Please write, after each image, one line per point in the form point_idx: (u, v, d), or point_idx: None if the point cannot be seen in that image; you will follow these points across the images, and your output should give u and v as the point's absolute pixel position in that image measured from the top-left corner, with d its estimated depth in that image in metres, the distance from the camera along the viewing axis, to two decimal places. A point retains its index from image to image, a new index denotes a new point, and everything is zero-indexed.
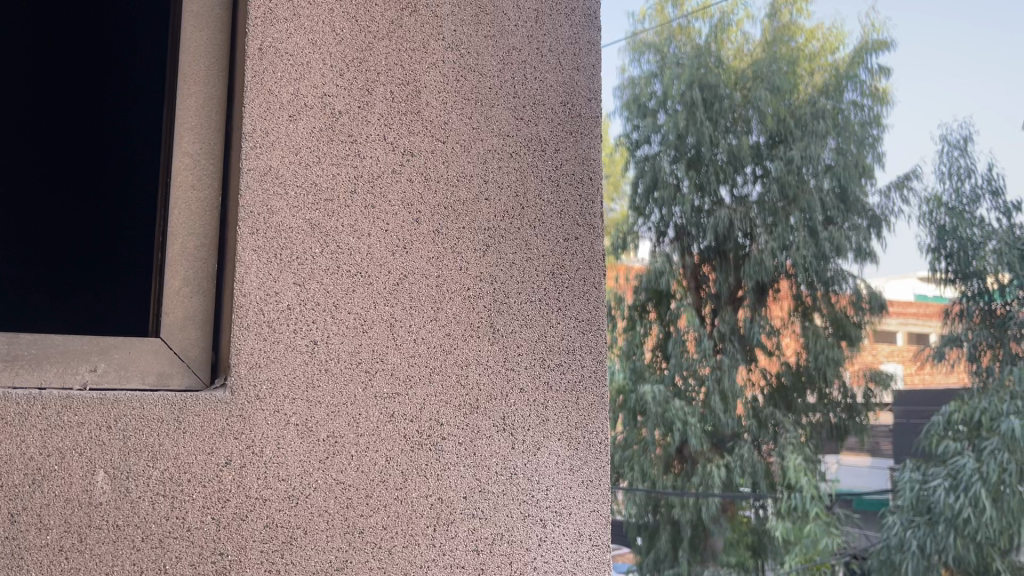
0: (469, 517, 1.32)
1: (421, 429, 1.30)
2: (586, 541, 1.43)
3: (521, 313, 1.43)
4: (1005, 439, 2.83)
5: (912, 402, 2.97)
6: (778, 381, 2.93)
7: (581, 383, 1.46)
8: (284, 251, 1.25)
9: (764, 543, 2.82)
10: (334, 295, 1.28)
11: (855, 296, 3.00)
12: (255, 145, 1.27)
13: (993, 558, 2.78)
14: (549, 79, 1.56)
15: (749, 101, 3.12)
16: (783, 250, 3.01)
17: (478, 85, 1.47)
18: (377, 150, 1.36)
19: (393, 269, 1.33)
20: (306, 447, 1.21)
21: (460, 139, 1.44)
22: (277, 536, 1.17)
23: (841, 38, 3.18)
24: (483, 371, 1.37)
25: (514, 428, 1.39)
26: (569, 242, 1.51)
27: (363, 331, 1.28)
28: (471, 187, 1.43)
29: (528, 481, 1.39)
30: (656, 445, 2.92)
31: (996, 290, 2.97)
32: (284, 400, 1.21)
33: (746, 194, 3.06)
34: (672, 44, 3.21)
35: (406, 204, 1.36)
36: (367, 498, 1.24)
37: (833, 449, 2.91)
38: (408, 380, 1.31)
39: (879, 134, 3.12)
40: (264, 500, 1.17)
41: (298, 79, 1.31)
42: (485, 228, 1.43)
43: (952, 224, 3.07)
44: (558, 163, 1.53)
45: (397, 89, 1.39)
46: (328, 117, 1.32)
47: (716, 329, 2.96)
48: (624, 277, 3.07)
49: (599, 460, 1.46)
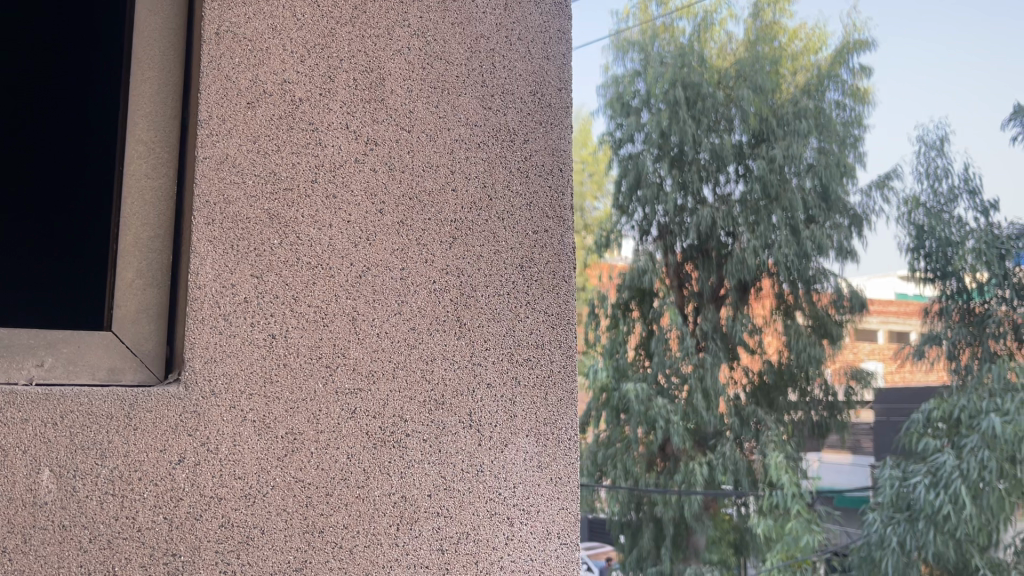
0: (433, 516, 1.22)
1: (384, 426, 1.20)
2: (555, 539, 1.34)
3: (489, 308, 1.34)
4: (985, 437, 2.86)
5: (894, 399, 2.99)
6: (760, 379, 2.93)
7: (548, 378, 1.38)
8: (241, 242, 1.14)
9: (745, 539, 2.82)
10: (293, 287, 1.17)
11: (836, 294, 3.02)
12: (211, 132, 1.15)
13: (972, 555, 2.82)
14: (517, 67, 1.47)
15: (733, 100, 3.11)
16: (765, 249, 3.00)
17: (445, 73, 1.37)
18: (339, 139, 1.24)
19: (355, 261, 1.22)
20: (263, 444, 1.10)
21: (425, 128, 1.33)
22: (232, 536, 1.06)
23: (824, 38, 3.17)
24: (449, 365, 1.28)
25: (481, 424, 1.30)
26: (538, 233, 1.42)
27: (323, 324, 1.18)
28: (437, 177, 1.33)
29: (495, 478, 1.30)
30: (639, 443, 2.91)
31: (975, 289, 3.01)
32: (241, 395, 1.10)
33: (729, 192, 3.05)
34: (655, 43, 3.20)
35: (369, 195, 1.25)
36: (327, 497, 1.13)
37: (815, 445, 2.92)
38: (370, 375, 1.20)
39: (861, 133, 3.14)
40: (218, 498, 1.06)
41: (256, 66, 1.19)
42: (450, 220, 1.33)
43: (930, 224, 3.11)
44: (526, 154, 1.44)
45: (361, 76, 1.28)
46: (288, 104, 1.21)
47: (699, 326, 2.96)
48: (607, 275, 3.05)
49: (567, 458, 1.38)
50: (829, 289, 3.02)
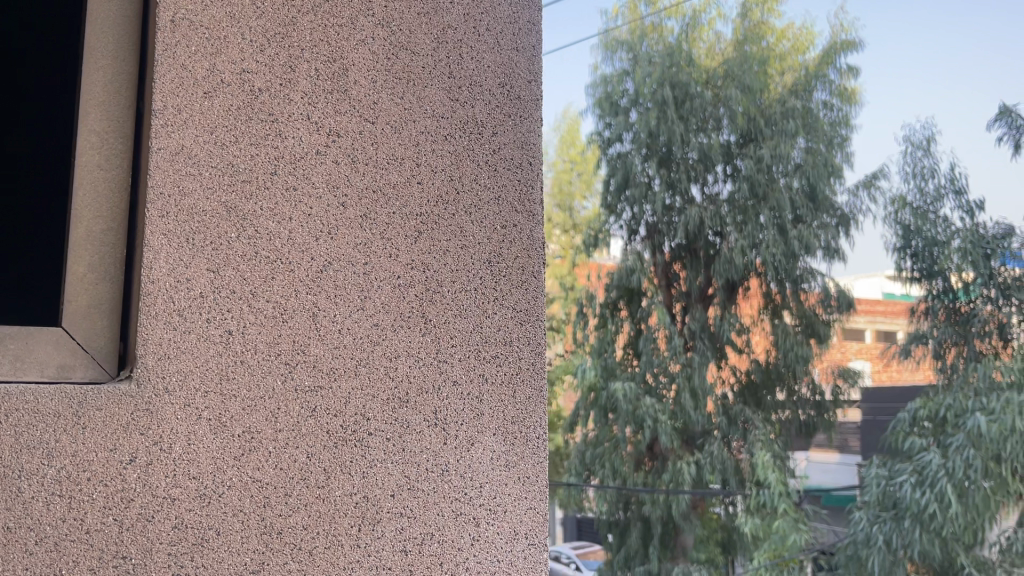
0: (396, 516, 1.09)
1: (345, 425, 1.07)
2: (522, 539, 1.19)
3: (455, 303, 1.19)
4: (970, 436, 2.97)
5: (879, 398, 3.05)
6: (749, 378, 2.93)
7: (517, 375, 1.22)
8: (197, 236, 1.02)
9: (733, 539, 2.82)
10: (251, 283, 1.04)
11: (823, 294, 3.04)
12: (165, 122, 1.03)
13: (958, 553, 2.91)
14: (485, 58, 1.28)
15: (721, 100, 3.09)
16: (753, 248, 3.00)
17: (411, 64, 1.20)
18: (300, 130, 1.10)
19: (316, 256, 1.08)
20: (219, 444, 0.99)
21: (390, 120, 1.17)
22: (186, 538, 0.95)
23: (811, 38, 3.18)
24: (413, 363, 1.13)
25: (446, 423, 1.15)
26: (506, 229, 1.26)
27: (282, 320, 1.05)
28: (402, 170, 1.17)
29: (461, 477, 1.15)
30: (626, 442, 2.87)
31: (961, 289, 3.11)
32: (196, 393, 0.99)
33: (717, 192, 3.03)
34: (644, 42, 3.14)
35: (331, 187, 1.11)
36: (286, 497, 1.01)
37: (803, 445, 2.94)
38: (331, 373, 1.07)
39: (848, 134, 3.18)
40: (172, 499, 0.95)
41: (213, 55, 1.06)
42: (415, 214, 1.17)
43: (916, 224, 3.18)
44: (495, 147, 1.27)
45: (324, 67, 1.13)
46: (247, 95, 1.07)
47: (687, 326, 2.93)
48: (596, 274, 2.99)
49: (536, 457, 1.22)
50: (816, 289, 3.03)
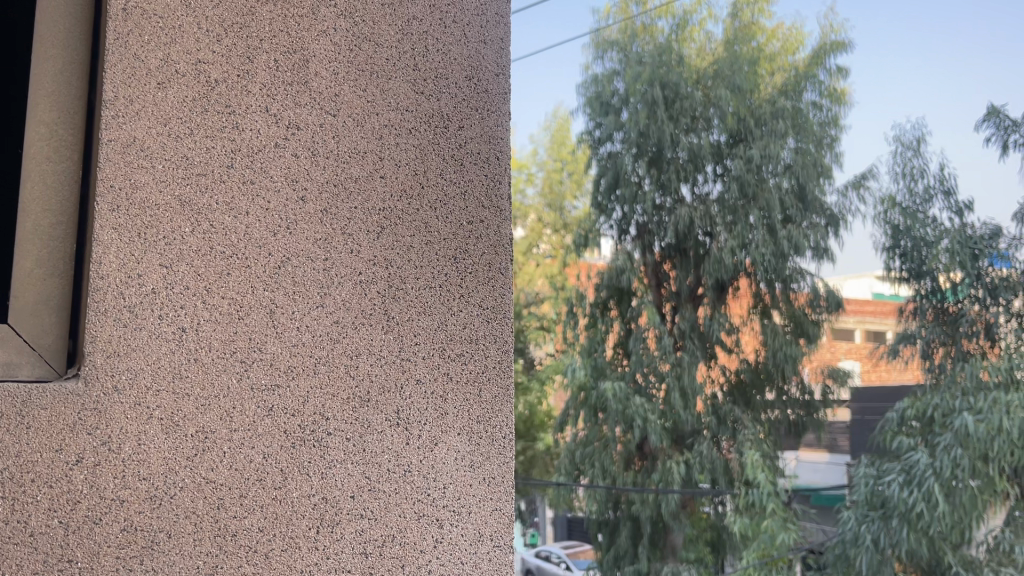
0: (355, 518, 1.12)
1: (303, 425, 1.10)
2: (487, 541, 1.23)
3: (419, 301, 1.22)
4: (958, 435, 2.94)
5: (869, 399, 3.00)
6: (737, 378, 2.90)
7: (482, 374, 1.25)
8: (150, 230, 1.06)
9: (722, 538, 2.80)
10: (205, 278, 1.08)
11: (813, 294, 2.99)
12: (117, 112, 1.07)
13: (945, 552, 2.90)
14: (451, 50, 1.32)
15: (712, 99, 3.06)
16: (742, 248, 2.97)
17: (375, 55, 1.24)
18: (258, 122, 1.14)
19: (273, 252, 1.12)
20: (170, 443, 1.03)
21: (352, 112, 1.21)
22: (136, 540, 0.99)
23: (801, 38, 3.14)
24: (375, 361, 1.17)
25: (409, 422, 1.19)
26: (473, 224, 1.29)
27: (238, 318, 1.09)
28: (364, 162, 1.21)
29: (423, 478, 1.18)
30: (617, 441, 2.87)
31: (949, 288, 3.08)
32: (146, 391, 1.03)
33: (707, 192, 3.01)
34: (635, 42, 3.13)
35: (290, 180, 1.15)
36: (240, 499, 1.05)
37: (792, 444, 2.89)
38: (289, 371, 1.10)
39: (838, 133, 3.13)
40: (120, 501, 0.99)
41: (167, 44, 1.10)
42: (378, 209, 1.21)
43: (906, 224, 3.15)
44: (461, 141, 1.30)
45: (283, 58, 1.17)
46: (203, 86, 1.11)
47: (677, 326, 2.91)
48: (586, 274, 2.98)
49: (501, 457, 1.25)
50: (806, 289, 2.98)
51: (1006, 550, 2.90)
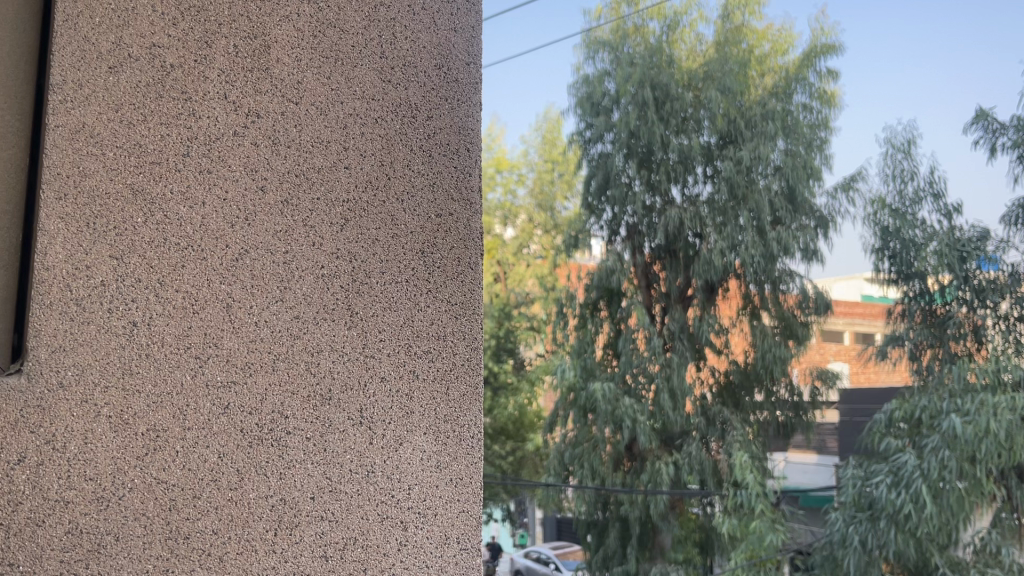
0: (316, 520, 0.99)
1: (261, 422, 0.97)
2: (453, 545, 1.09)
3: (384, 295, 1.09)
4: (944, 437, 3.69)
5: (857, 401, 3.92)
6: (726, 377, 3.99)
7: (451, 371, 1.12)
8: (99, 220, 0.92)
9: (710, 538, 3.77)
10: (159, 269, 0.94)
11: (801, 295, 4.03)
12: (65, 97, 0.92)
13: (932, 554, 3.54)
14: (421, 38, 1.19)
15: (701, 102, 4.13)
16: (731, 250, 4.03)
17: (339, 42, 1.11)
18: (215, 109, 1.00)
19: (230, 244, 0.98)
20: (119, 442, 0.89)
21: (316, 101, 1.07)
22: (81, 544, 0.85)
23: (788, 40, 4.17)
24: (337, 357, 1.03)
25: (374, 421, 1.05)
26: (441, 217, 1.16)
27: (192, 311, 0.95)
28: (328, 153, 1.07)
29: (387, 478, 1.05)
30: (607, 442, 3.93)
31: (937, 291, 3.93)
32: (94, 387, 0.89)
33: (696, 192, 4.11)
34: (627, 43, 4.28)
35: (249, 170, 1.01)
36: (195, 500, 0.92)
37: (781, 448, 3.92)
38: (246, 368, 0.97)
39: (826, 136, 4.12)
40: (65, 501, 0.85)
41: (120, 28, 0.96)
42: (343, 200, 1.07)
43: (896, 226, 4.04)
44: (430, 132, 1.17)
45: (243, 43, 1.03)
46: (159, 71, 0.97)
47: (668, 328, 4.01)
48: (577, 273, 4.25)
49: (469, 456, 1.13)
50: (794, 291, 4.04)
51: (993, 551, 3.56)
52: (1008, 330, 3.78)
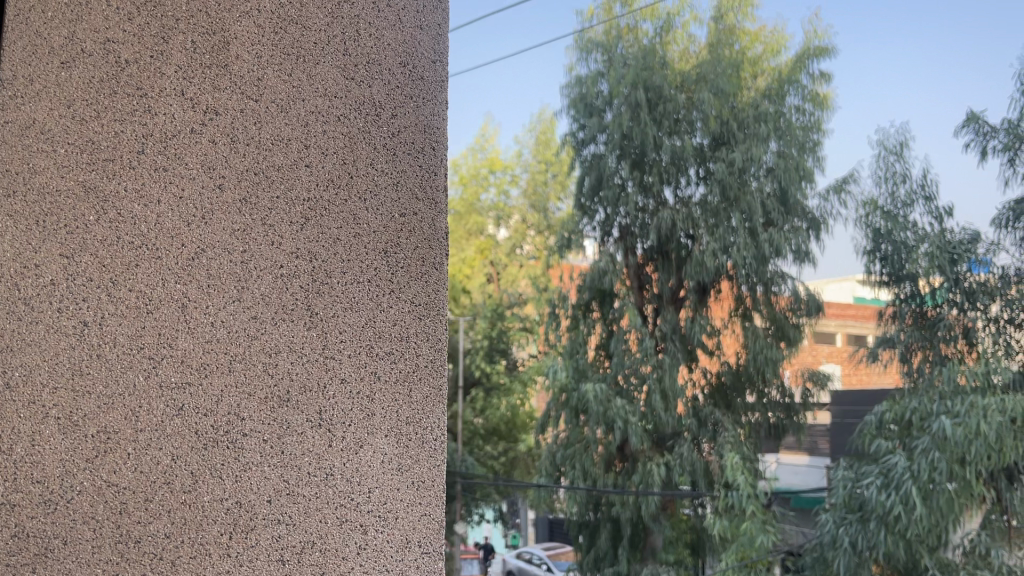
0: (273, 523, 0.92)
1: (217, 424, 0.91)
2: (414, 548, 1.00)
3: (345, 294, 0.98)
4: (935, 439, 4.13)
5: (849, 401, 4.39)
6: (719, 379, 4.54)
7: (414, 372, 1.01)
8: (49, 217, 0.88)
9: (702, 537, 4.36)
10: (112, 268, 0.89)
11: (793, 298, 4.54)
12: (16, 94, 0.90)
13: (922, 556, 3.96)
14: (385, 36, 1.06)
15: (692, 103, 4.73)
16: (722, 250, 4.62)
17: (301, 40, 1.00)
18: (172, 106, 0.93)
19: (187, 243, 0.92)
20: (68, 444, 0.86)
21: (277, 99, 0.98)
22: (28, 547, 0.84)
23: (779, 41, 4.71)
24: (296, 359, 0.95)
25: (332, 423, 0.96)
26: (404, 217, 1.03)
27: (146, 311, 0.89)
28: (288, 151, 0.98)
29: (346, 481, 0.96)
30: (599, 442, 4.54)
31: (927, 294, 4.32)
32: (43, 389, 0.86)
33: (688, 192, 4.73)
34: (620, 44, 4.88)
35: (205, 168, 0.93)
36: (146, 503, 0.88)
37: (773, 451, 4.45)
38: (201, 369, 0.91)
39: (817, 137, 4.65)
40: (11, 505, 0.84)
41: (74, 22, 0.91)
42: (302, 198, 0.97)
43: (888, 227, 4.44)
44: (394, 131, 1.04)
45: (202, 39, 0.95)
46: (113, 66, 0.92)
47: (661, 329, 4.63)
48: (571, 272, 4.84)
49: (434, 458, 1.01)
50: (785, 293, 4.55)
51: (982, 553, 3.95)
52: (998, 333, 4.17)
